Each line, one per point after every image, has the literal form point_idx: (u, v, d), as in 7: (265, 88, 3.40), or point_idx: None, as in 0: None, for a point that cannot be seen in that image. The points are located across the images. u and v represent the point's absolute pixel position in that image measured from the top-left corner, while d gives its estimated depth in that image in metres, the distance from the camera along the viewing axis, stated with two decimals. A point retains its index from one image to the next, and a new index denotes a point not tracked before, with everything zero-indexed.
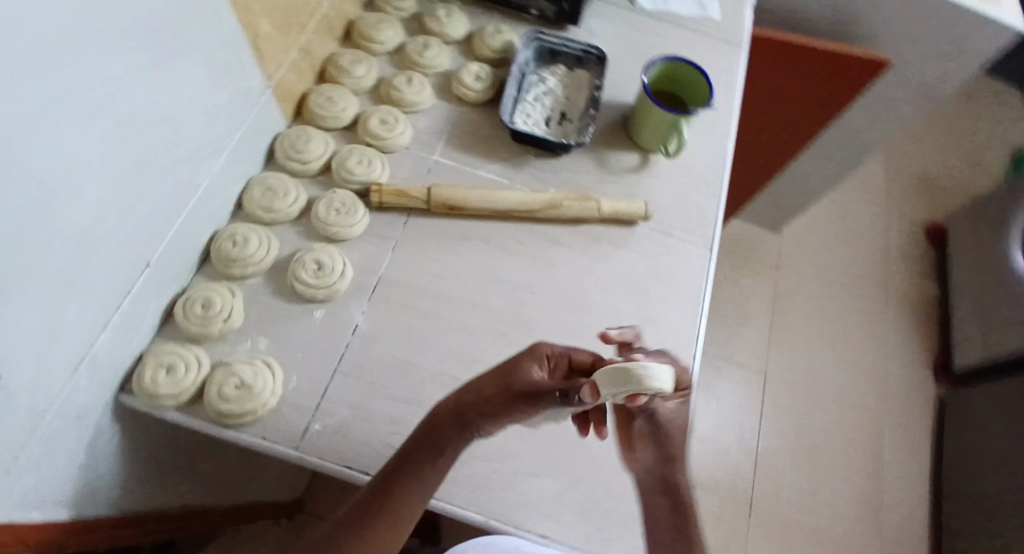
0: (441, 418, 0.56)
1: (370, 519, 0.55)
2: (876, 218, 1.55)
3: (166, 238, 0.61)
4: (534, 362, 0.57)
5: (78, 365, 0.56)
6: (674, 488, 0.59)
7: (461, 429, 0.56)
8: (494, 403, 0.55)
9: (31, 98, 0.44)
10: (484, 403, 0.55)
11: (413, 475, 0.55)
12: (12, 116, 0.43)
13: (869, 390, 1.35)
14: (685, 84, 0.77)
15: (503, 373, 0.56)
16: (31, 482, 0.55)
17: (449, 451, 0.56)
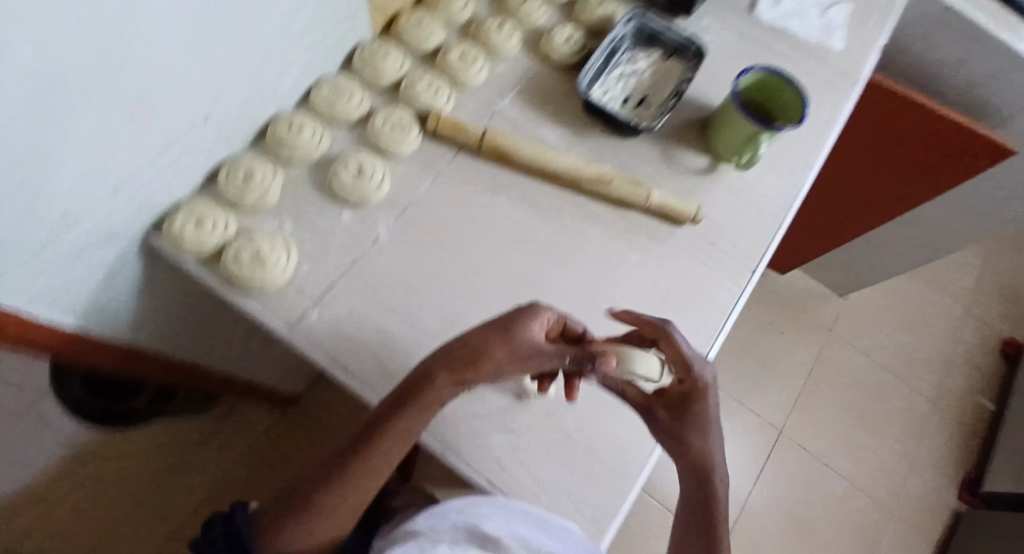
0: (434, 372, 0.57)
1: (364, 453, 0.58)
2: (957, 312, 1.44)
3: (230, 99, 0.65)
4: (529, 323, 0.58)
5: (120, 190, 0.60)
6: (705, 482, 0.62)
7: (453, 382, 0.57)
8: (490, 359, 0.57)
9: None
10: (479, 360, 0.57)
11: (402, 420, 0.57)
12: None
13: (885, 482, 1.28)
14: (777, 98, 0.73)
15: (498, 332, 0.58)
16: (52, 279, 0.60)
17: (437, 406, 0.57)
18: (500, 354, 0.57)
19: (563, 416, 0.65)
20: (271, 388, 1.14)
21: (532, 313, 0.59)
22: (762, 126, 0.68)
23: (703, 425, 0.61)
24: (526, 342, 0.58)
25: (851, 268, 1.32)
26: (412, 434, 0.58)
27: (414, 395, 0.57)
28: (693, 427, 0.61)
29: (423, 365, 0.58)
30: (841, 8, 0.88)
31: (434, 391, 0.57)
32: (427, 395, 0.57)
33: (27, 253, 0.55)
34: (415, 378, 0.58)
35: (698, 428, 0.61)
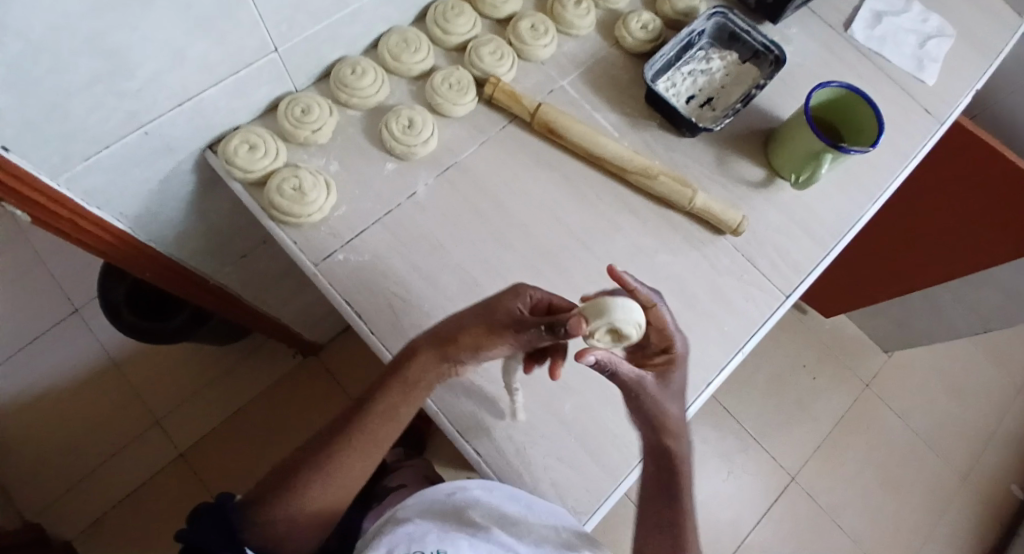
0: (420, 349, 0.58)
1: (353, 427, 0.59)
2: (1009, 390, 1.35)
3: (300, 37, 0.65)
4: (515, 301, 0.57)
5: (185, 103, 0.62)
6: (671, 471, 0.57)
7: (439, 361, 0.58)
8: (475, 339, 0.57)
9: None
10: (464, 340, 0.57)
11: (390, 396, 0.58)
12: None
13: (896, 551, 1.21)
14: (849, 119, 0.70)
15: (484, 312, 0.57)
16: (107, 178, 0.62)
17: (423, 383, 0.58)
18: (482, 332, 0.56)
19: (564, 401, 0.64)
20: (297, 333, 1.15)
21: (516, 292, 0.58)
22: (828, 145, 0.66)
23: (678, 399, 0.57)
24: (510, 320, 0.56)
25: (902, 323, 1.25)
26: (400, 411, 0.59)
27: (400, 372, 0.58)
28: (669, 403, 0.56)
29: (410, 345, 0.59)
30: (939, 43, 0.83)
31: (420, 368, 0.58)
32: (413, 371, 0.58)
33: (88, 146, 0.58)
34: (403, 355, 0.59)
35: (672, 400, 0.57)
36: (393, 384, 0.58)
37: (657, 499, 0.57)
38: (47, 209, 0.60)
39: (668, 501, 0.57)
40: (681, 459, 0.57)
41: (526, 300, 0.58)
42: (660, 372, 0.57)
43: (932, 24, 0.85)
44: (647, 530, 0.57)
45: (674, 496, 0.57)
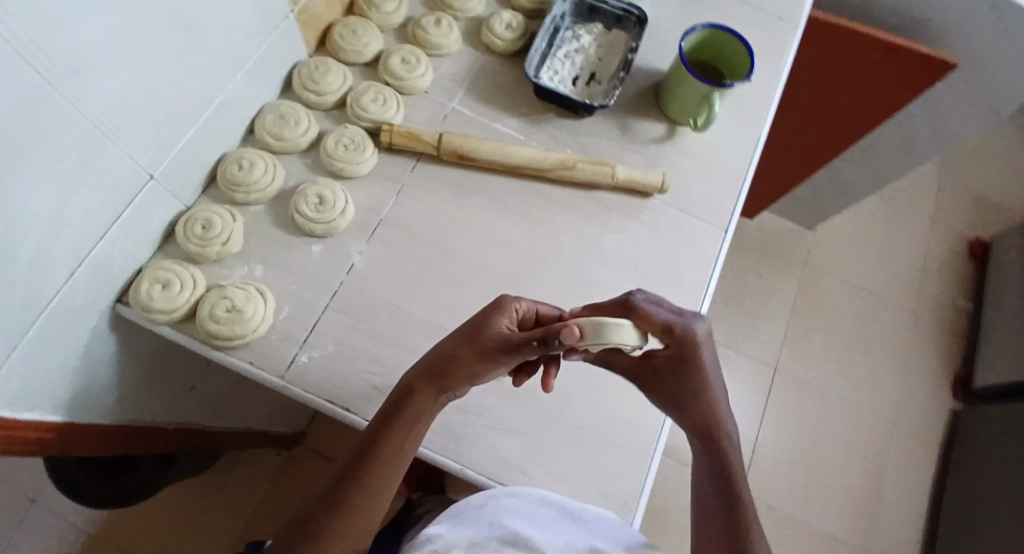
0: (415, 385, 0.56)
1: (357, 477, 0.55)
2: (922, 224, 1.47)
3: (173, 153, 0.61)
4: (500, 319, 0.57)
5: (77, 266, 0.56)
6: (720, 456, 0.57)
7: (434, 393, 0.56)
8: (466, 364, 0.56)
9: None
10: (457, 366, 0.56)
11: (392, 436, 0.56)
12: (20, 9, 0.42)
13: (883, 401, 1.31)
14: (721, 54, 0.73)
15: (468, 337, 0.56)
16: (26, 378, 0.56)
17: (423, 419, 0.56)
18: (470, 355, 0.56)
19: (573, 410, 0.65)
20: (273, 431, 1.09)
21: (499, 308, 0.57)
22: (714, 85, 0.68)
23: (709, 384, 0.57)
24: (500, 339, 0.56)
25: (817, 200, 1.33)
26: (405, 450, 0.56)
27: (401, 409, 0.56)
28: (699, 389, 0.57)
29: (403, 384, 0.57)
30: None
31: (421, 400, 0.56)
32: (413, 407, 0.56)
33: None
34: (400, 393, 0.57)
35: (706, 388, 0.57)
36: (393, 423, 0.56)
37: (709, 487, 0.56)
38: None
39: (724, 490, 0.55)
40: (727, 444, 0.57)
41: (510, 316, 0.57)
42: (671, 361, 0.57)
43: None
44: (703, 522, 0.55)
45: (723, 480, 0.56)
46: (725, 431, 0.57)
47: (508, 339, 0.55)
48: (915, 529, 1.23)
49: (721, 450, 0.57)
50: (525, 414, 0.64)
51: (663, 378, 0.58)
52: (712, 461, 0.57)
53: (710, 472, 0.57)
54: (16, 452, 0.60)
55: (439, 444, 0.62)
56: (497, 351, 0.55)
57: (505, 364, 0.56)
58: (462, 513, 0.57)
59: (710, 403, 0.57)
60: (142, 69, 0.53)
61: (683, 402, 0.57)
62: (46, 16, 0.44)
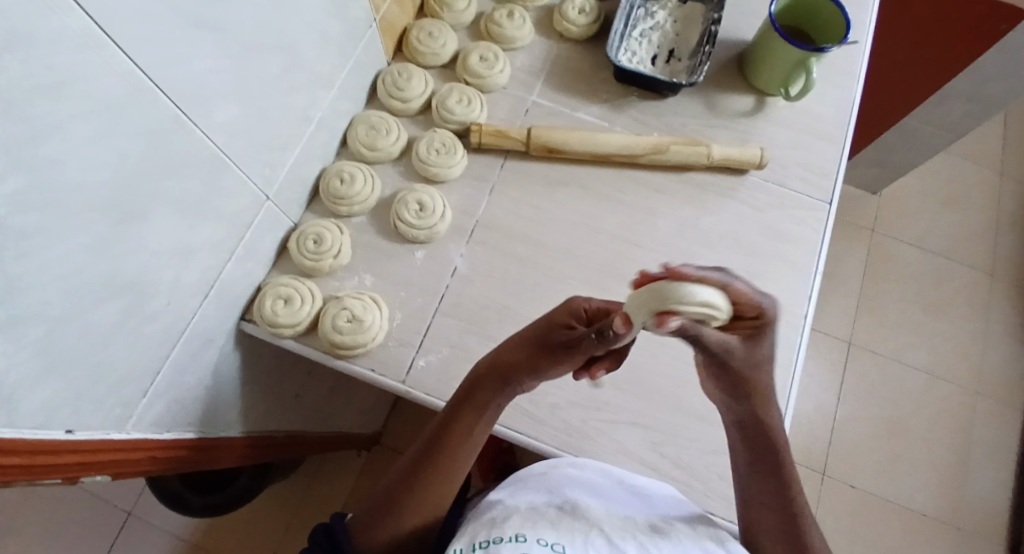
0: (484, 375, 0.57)
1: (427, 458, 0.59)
2: (990, 177, 1.43)
3: (281, 174, 0.62)
4: (569, 317, 0.55)
5: (207, 291, 0.58)
6: (769, 440, 0.56)
7: (501, 384, 0.57)
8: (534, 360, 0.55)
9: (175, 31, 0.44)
10: (525, 362, 0.55)
11: (460, 423, 0.58)
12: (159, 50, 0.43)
13: (963, 361, 1.29)
14: (812, 17, 0.72)
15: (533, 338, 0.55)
16: (166, 401, 0.58)
17: (493, 406, 0.58)
18: (533, 351, 0.55)
19: (691, 396, 0.65)
20: (357, 433, 1.11)
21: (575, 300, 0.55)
22: (809, 50, 0.66)
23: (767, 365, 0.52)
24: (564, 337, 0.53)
25: (882, 161, 1.30)
26: (473, 435, 0.58)
27: (470, 396, 0.58)
28: (754, 373, 0.52)
29: (474, 372, 0.58)
30: None
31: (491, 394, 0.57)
32: (483, 396, 0.57)
33: (139, 382, 0.54)
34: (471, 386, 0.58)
35: (759, 371, 0.52)
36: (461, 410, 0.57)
37: (760, 469, 0.56)
38: (114, 456, 0.54)
39: (773, 473, 0.56)
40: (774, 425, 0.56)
41: (581, 315, 0.54)
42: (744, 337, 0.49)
43: None
44: (749, 502, 0.57)
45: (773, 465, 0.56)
46: (771, 411, 0.56)
47: (572, 338, 0.53)
48: (1009, 490, 1.22)
49: (769, 432, 0.56)
50: (644, 402, 0.65)
51: (734, 357, 0.50)
52: (761, 444, 0.56)
53: (756, 451, 0.56)
54: (130, 475, 0.59)
55: (563, 441, 0.63)
56: (561, 348, 0.53)
57: (574, 361, 0.53)
58: (525, 483, 0.63)
59: (761, 384, 0.53)
60: (254, 92, 0.54)
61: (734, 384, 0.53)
62: (178, 53, 0.45)
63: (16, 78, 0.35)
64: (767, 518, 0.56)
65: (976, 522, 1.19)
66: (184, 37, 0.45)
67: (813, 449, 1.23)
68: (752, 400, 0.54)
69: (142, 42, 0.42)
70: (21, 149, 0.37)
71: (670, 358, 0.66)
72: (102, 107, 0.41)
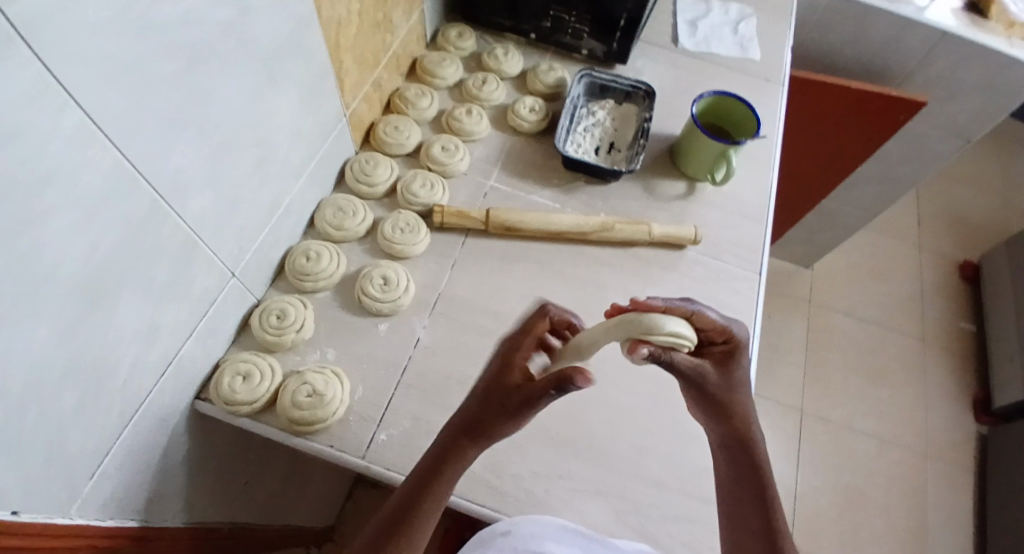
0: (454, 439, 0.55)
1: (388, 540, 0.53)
2: (908, 258, 1.57)
3: (249, 252, 0.65)
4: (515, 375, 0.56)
5: (167, 367, 0.58)
6: (754, 465, 0.56)
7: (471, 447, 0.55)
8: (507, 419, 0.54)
9: (160, 118, 0.48)
10: (497, 421, 0.55)
11: (429, 497, 0.54)
12: (144, 133, 0.47)
13: (908, 429, 1.35)
14: (728, 116, 0.81)
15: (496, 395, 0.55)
16: (116, 481, 0.57)
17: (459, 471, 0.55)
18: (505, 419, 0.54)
19: (648, 460, 0.67)
20: (307, 526, 1.06)
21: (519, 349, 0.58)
22: (728, 144, 0.75)
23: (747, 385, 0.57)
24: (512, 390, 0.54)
25: (811, 240, 1.41)
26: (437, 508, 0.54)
27: (439, 465, 0.55)
28: (738, 391, 0.56)
29: (441, 438, 0.56)
30: (749, 24, 0.97)
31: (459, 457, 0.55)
32: (453, 462, 0.55)
33: (91, 461, 0.53)
34: (439, 450, 0.55)
35: (736, 388, 0.56)
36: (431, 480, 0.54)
37: (747, 500, 0.56)
38: (61, 543, 0.52)
39: (756, 494, 0.56)
40: (761, 448, 0.57)
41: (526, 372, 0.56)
42: (722, 362, 0.57)
43: (733, 11, 0.99)
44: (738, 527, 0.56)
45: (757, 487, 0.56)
46: (757, 437, 0.57)
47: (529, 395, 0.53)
48: None
49: (756, 454, 0.57)
50: (603, 468, 0.66)
51: (711, 378, 0.56)
52: (749, 470, 0.56)
53: (741, 476, 0.57)
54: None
55: (524, 510, 0.63)
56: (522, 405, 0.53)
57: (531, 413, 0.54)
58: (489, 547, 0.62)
59: (744, 404, 0.57)
60: (230, 179, 0.58)
61: (717, 403, 0.56)
62: (162, 137, 0.49)
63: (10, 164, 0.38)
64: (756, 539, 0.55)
65: None
66: (167, 124, 0.49)
67: None
68: (734, 420, 0.56)
69: (129, 133, 0.46)
70: (5, 226, 0.39)
71: (627, 422, 0.69)
72: (88, 186, 0.44)
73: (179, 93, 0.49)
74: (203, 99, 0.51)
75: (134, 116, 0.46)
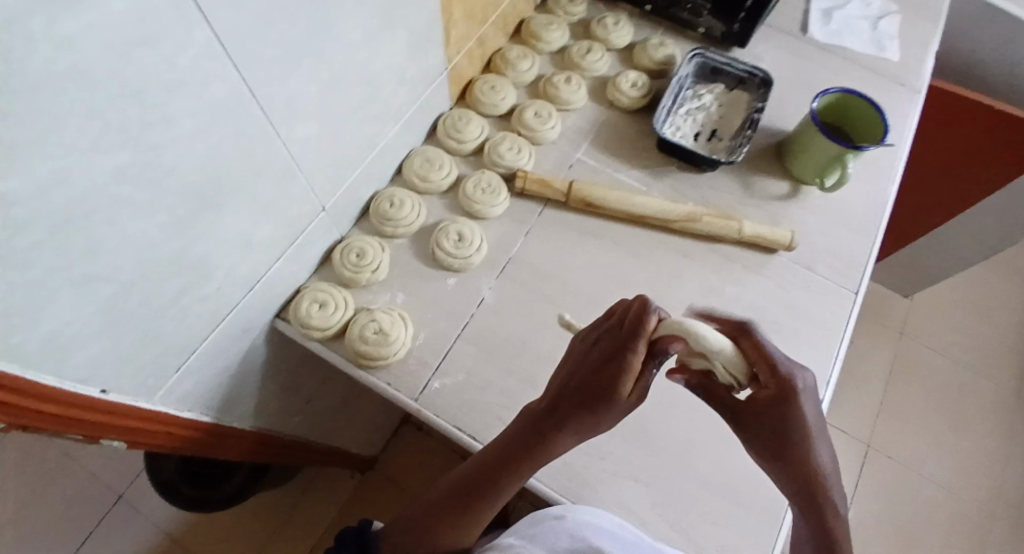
0: (555, 433, 0.55)
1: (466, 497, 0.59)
2: (1021, 303, 1.46)
3: (341, 188, 0.67)
4: (616, 377, 0.53)
5: (255, 283, 0.62)
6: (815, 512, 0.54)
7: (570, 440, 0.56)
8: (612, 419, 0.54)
9: (280, 45, 0.49)
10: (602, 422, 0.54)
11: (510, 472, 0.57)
12: (263, 58, 0.48)
13: (984, 483, 1.28)
14: (854, 117, 0.76)
15: (598, 395, 0.54)
16: (195, 380, 0.61)
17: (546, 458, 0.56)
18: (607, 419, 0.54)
19: (692, 457, 0.66)
20: (356, 453, 1.13)
21: (628, 352, 0.54)
22: (847, 147, 0.70)
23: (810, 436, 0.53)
24: (600, 396, 0.53)
25: (913, 264, 1.33)
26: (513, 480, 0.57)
27: (534, 451, 0.56)
28: (796, 442, 0.53)
29: (539, 423, 0.56)
30: (890, 20, 0.90)
31: (549, 449, 0.56)
32: (550, 449, 0.56)
33: (177, 357, 0.58)
34: (530, 440, 0.56)
35: (798, 441, 0.53)
36: (517, 458, 0.57)
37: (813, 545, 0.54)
38: (139, 424, 0.57)
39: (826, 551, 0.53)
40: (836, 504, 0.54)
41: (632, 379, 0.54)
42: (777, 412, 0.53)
43: (876, 4, 0.91)
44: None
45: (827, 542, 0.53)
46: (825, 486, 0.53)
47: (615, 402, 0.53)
48: None
49: (826, 512, 0.54)
50: (644, 457, 0.66)
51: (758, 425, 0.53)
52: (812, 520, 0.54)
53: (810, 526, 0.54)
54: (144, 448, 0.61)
55: (559, 482, 0.64)
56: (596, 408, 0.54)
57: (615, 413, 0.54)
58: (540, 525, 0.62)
59: (813, 459, 0.53)
60: (333, 117, 0.60)
61: (776, 455, 0.53)
62: (279, 66, 0.50)
63: (142, 72, 0.41)
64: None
65: None
66: (283, 54, 0.50)
67: None
68: (793, 469, 0.53)
69: (251, 59, 0.47)
70: (131, 133, 0.42)
71: (677, 416, 0.68)
72: (208, 108, 0.46)
73: (300, 27, 0.50)
74: (320, 37, 0.53)
75: (258, 41, 0.47)
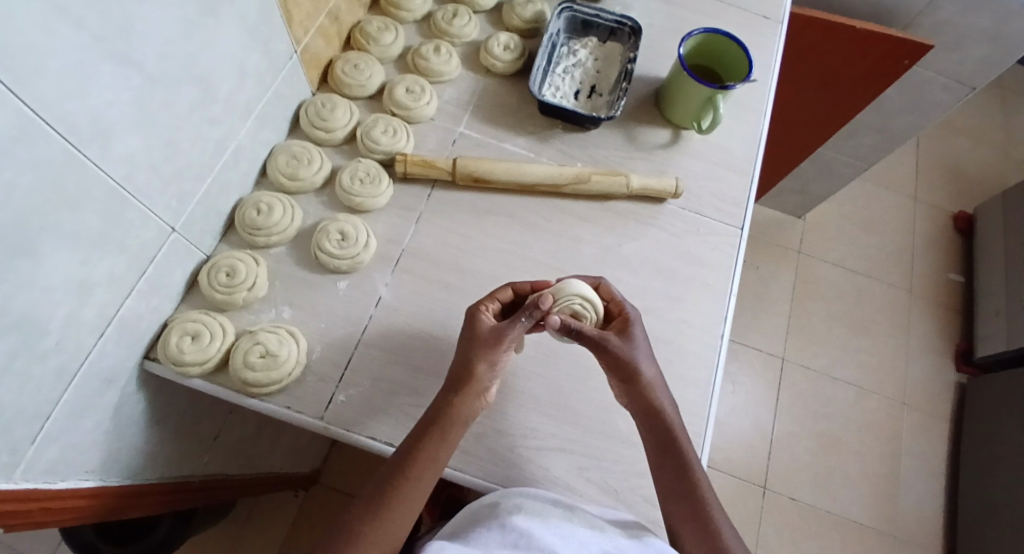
0: (456, 391, 0.57)
1: (391, 488, 0.55)
2: (900, 208, 1.55)
3: (194, 202, 0.60)
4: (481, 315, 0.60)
5: (106, 328, 0.54)
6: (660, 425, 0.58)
7: (469, 398, 0.57)
8: (487, 363, 0.57)
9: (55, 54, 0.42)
10: (473, 364, 0.57)
11: (435, 444, 0.55)
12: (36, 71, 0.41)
13: (887, 379, 1.37)
14: (722, 57, 0.75)
15: (473, 337, 0.58)
16: (64, 446, 0.54)
17: (459, 425, 0.56)
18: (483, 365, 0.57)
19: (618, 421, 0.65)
20: (291, 471, 1.06)
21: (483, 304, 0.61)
22: (717, 88, 0.69)
23: (649, 357, 0.60)
24: (481, 329, 0.59)
25: (801, 187, 1.38)
26: (440, 456, 0.55)
27: (448, 415, 0.56)
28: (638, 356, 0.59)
29: (449, 386, 0.57)
30: None
31: (458, 421, 0.56)
32: (456, 413, 0.56)
33: (30, 425, 0.50)
34: (439, 403, 0.57)
35: (644, 357, 0.59)
36: (432, 429, 0.55)
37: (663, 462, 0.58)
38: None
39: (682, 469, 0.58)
40: (667, 411, 0.58)
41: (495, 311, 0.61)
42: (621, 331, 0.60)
43: None
44: (669, 510, 0.58)
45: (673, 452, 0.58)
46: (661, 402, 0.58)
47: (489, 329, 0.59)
48: (935, 498, 1.29)
49: (664, 423, 0.58)
50: (572, 430, 0.64)
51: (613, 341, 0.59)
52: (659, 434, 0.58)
53: (656, 442, 0.59)
54: (24, 526, 0.54)
55: (487, 471, 0.61)
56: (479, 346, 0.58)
57: (495, 353, 0.57)
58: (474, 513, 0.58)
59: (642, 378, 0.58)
60: (159, 125, 0.52)
61: (626, 366, 0.58)
62: (67, 78, 0.43)
63: None
64: (688, 508, 0.58)
65: (908, 530, 1.25)
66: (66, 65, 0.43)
67: (752, 467, 1.28)
68: (638, 388, 0.58)
69: (23, 71, 0.40)
70: None
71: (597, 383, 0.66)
72: None
73: (81, 26, 0.43)
74: (118, 34, 0.45)
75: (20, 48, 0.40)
